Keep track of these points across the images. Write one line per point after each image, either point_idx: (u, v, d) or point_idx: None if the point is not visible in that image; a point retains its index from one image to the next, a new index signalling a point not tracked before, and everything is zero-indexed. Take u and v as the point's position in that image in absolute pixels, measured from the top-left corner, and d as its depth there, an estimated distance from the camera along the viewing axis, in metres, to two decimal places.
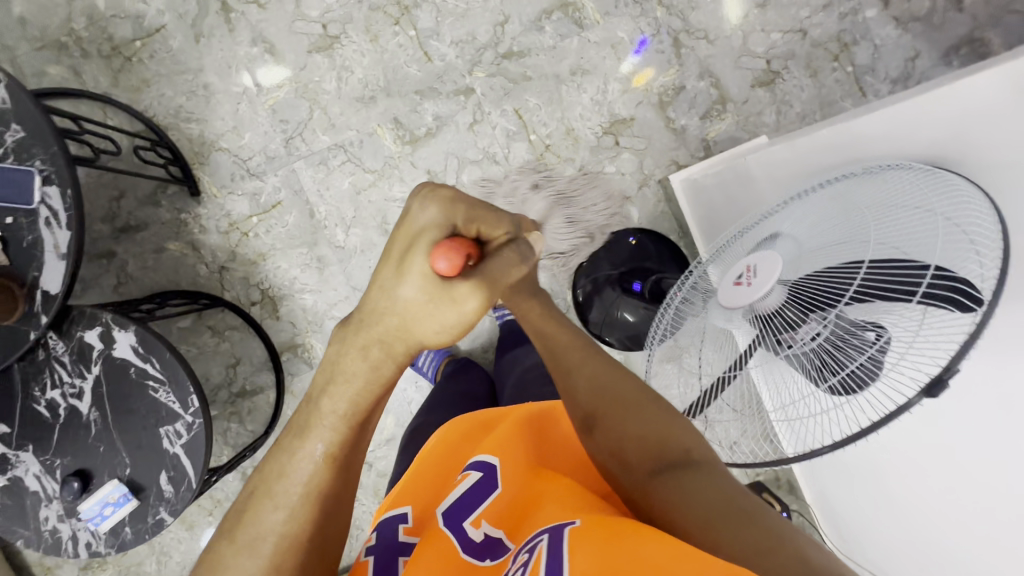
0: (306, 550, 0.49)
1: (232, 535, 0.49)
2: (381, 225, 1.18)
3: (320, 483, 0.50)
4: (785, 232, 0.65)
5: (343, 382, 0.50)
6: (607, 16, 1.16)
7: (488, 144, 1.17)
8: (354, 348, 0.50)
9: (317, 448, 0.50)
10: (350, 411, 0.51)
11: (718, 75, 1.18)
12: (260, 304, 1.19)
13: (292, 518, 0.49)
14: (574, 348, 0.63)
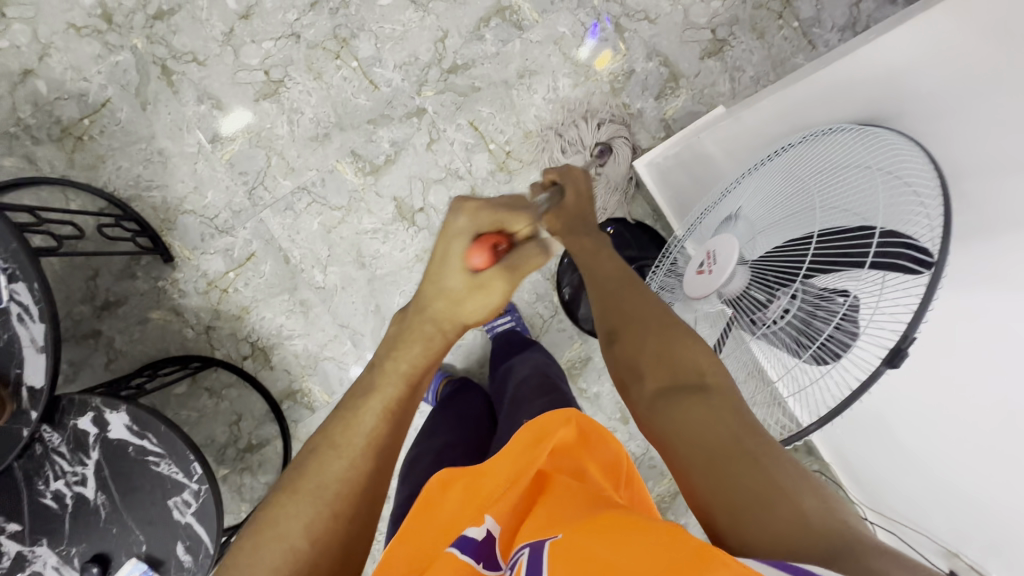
0: (359, 501, 0.52)
1: (294, 487, 0.51)
2: (357, 259, 1.18)
3: (381, 432, 0.54)
4: (746, 211, 0.65)
5: (408, 346, 0.57)
6: (545, 14, 1.15)
7: (449, 161, 1.17)
8: (416, 325, 0.57)
9: (379, 403, 0.55)
10: (410, 373, 0.57)
11: (666, 53, 1.17)
12: (252, 357, 1.19)
13: (353, 466, 0.52)
14: (612, 274, 0.65)
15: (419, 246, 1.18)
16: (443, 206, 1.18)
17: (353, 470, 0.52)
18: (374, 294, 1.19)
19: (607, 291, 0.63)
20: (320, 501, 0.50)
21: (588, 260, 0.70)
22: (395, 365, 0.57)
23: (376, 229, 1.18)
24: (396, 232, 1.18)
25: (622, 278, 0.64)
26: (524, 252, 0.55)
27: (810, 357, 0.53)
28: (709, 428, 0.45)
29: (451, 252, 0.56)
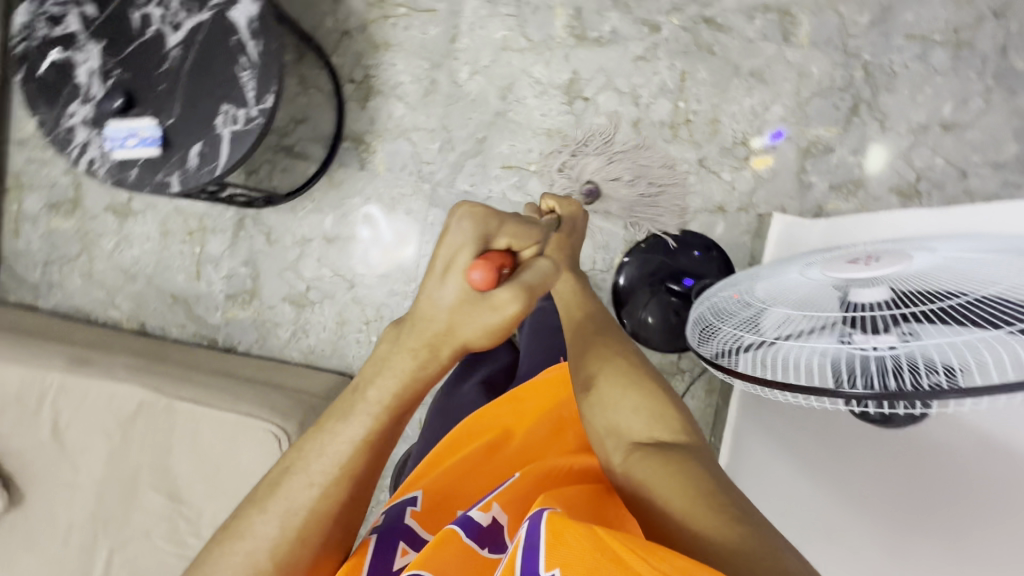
0: (332, 522, 0.46)
1: (263, 506, 0.46)
2: (503, 90, 1.16)
3: (357, 452, 0.47)
4: (953, 258, 0.53)
5: (392, 373, 0.46)
6: (813, 46, 1.14)
7: (639, 84, 1.15)
8: (406, 348, 0.45)
9: (357, 429, 0.46)
10: (390, 403, 0.46)
11: (870, 161, 1.15)
12: (356, 86, 1.18)
13: (325, 496, 0.46)
14: (600, 343, 0.63)
15: (553, 125, 1.16)
16: (603, 113, 1.16)
17: (321, 479, 0.46)
18: (489, 127, 1.17)
19: (593, 354, 0.61)
20: (293, 513, 0.45)
21: (583, 340, 0.64)
22: (368, 402, 0.46)
23: (539, 81, 1.16)
24: (551, 97, 1.16)
25: (619, 349, 0.61)
26: (535, 271, 0.46)
27: (876, 377, 0.46)
28: (665, 483, 0.46)
29: (447, 271, 0.44)
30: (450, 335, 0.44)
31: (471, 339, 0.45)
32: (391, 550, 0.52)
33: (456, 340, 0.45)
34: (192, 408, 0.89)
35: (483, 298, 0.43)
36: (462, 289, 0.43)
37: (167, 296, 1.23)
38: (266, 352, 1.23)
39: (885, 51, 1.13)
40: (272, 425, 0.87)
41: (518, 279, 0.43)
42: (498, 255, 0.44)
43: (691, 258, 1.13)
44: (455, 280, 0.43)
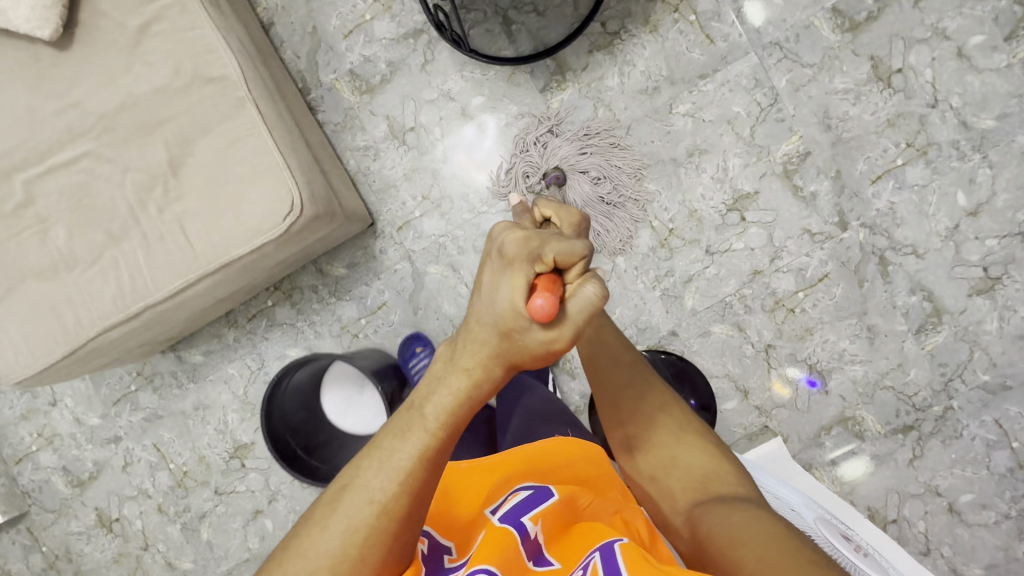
0: (399, 530, 0.45)
1: (323, 524, 0.45)
2: (694, 147, 1.14)
3: (416, 454, 0.46)
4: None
5: (448, 392, 0.46)
6: (930, 357, 1.13)
7: (789, 249, 1.13)
8: (460, 368, 0.46)
9: (415, 444, 0.46)
10: (448, 411, 0.46)
11: (875, 472, 1.15)
12: (601, 32, 1.14)
13: (380, 512, 0.45)
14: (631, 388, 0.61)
15: (701, 210, 1.14)
16: (743, 241, 1.14)
17: (381, 497, 0.45)
18: (657, 163, 1.14)
19: (622, 402, 0.61)
20: (353, 530, 0.44)
21: (609, 381, 0.62)
22: (424, 419, 0.46)
23: (725, 170, 1.13)
24: (721, 190, 1.14)
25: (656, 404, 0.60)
26: (585, 299, 0.43)
27: None
28: (735, 526, 0.46)
29: (498, 287, 0.44)
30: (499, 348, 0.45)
31: (515, 357, 0.45)
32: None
33: (510, 356, 0.45)
34: (255, 120, 0.85)
35: (532, 326, 0.42)
36: (519, 307, 0.42)
37: (309, 24, 1.18)
38: (332, 140, 1.19)
39: (970, 414, 1.13)
40: (296, 194, 0.84)
41: (574, 313, 0.43)
42: (547, 281, 0.43)
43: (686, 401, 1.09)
44: (509, 293, 0.43)
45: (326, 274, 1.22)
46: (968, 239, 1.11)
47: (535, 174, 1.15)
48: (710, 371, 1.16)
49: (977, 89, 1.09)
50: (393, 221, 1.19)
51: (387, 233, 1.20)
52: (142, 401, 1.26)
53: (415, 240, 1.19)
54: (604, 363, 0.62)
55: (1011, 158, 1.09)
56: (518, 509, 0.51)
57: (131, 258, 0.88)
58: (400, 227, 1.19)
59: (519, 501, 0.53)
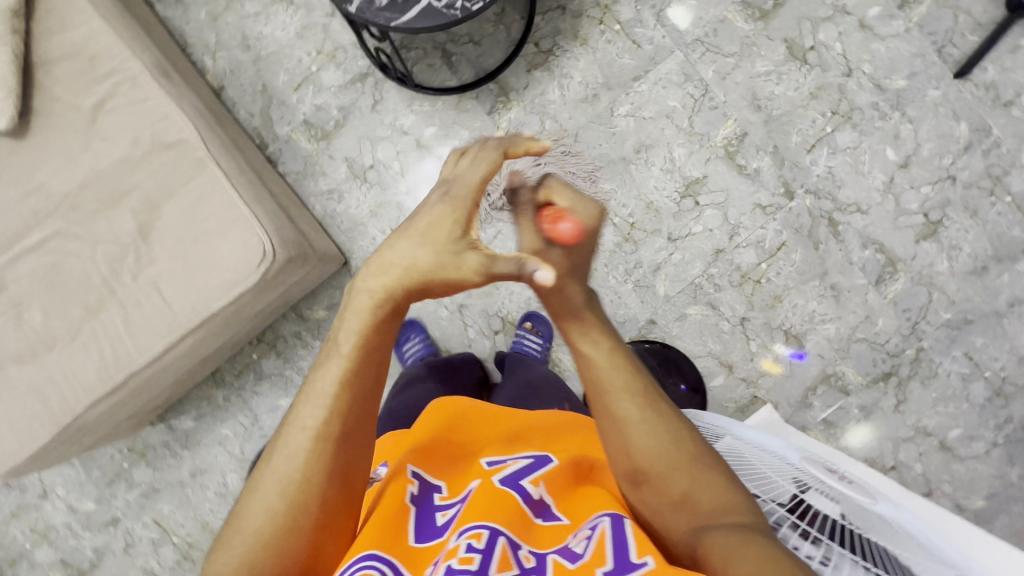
0: (333, 452, 0.50)
1: (271, 458, 0.51)
2: (640, 144, 1.20)
3: (342, 379, 0.51)
4: (898, 524, 0.55)
5: (358, 312, 0.51)
6: (893, 304, 1.19)
7: (745, 225, 1.20)
8: (365, 291, 0.51)
9: (336, 367, 0.51)
10: (359, 330, 0.51)
11: (866, 422, 1.19)
12: (536, 51, 1.21)
13: (311, 436, 0.50)
14: (638, 414, 0.55)
15: (657, 201, 1.20)
16: (701, 224, 1.20)
17: (312, 424, 0.50)
18: (609, 163, 1.20)
19: (631, 425, 0.55)
20: (294, 455, 0.50)
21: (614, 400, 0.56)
22: (340, 345, 0.51)
23: (673, 160, 1.20)
24: (672, 179, 1.20)
25: (670, 435, 0.54)
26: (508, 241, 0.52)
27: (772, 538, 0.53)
28: (740, 556, 0.42)
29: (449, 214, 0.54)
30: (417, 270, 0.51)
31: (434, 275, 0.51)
32: (430, 517, 0.54)
33: (421, 279, 0.51)
34: (217, 177, 0.88)
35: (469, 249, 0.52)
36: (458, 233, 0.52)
37: (259, 83, 1.23)
38: (296, 189, 1.23)
39: (942, 352, 1.19)
40: (266, 241, 0.86)
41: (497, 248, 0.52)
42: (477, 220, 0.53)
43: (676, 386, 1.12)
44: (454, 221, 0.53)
45: (308, 318, 1.23)
46: (905, 190, 1.19)
47: None
48: (693, 352, 1.20)
49: (883, 54, 1.19)
50: (366, 257, 1.22)
51: (362, 269, 1.22)
52: (137, 477, 1.24)
53: None
54: (613, 385, 0.57)
55: (927, 111, 1.18)
56: (518, 475, 0.55)
57: (110, 328, 0.88)
58: None
59: (521, 468, 0.56)
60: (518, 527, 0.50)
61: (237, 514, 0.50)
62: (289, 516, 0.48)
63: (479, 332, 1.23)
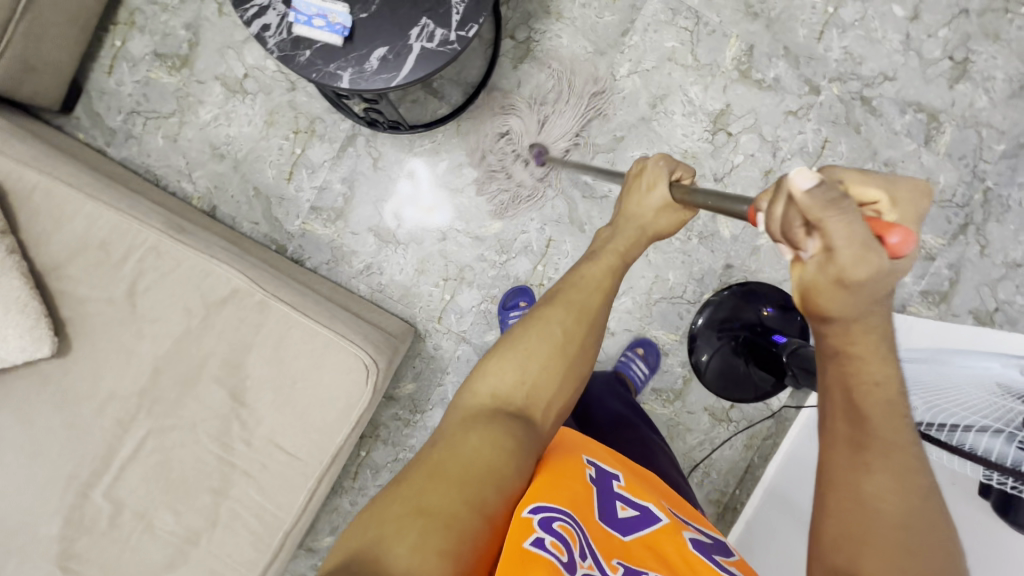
0: (569, 361, 0.64)
1: (525, 329, 0.65)
2: (654, 98, 1.14)
3: (605, 280, 0.70)
4: None
5: (621, 236, 0.73)
6: (949, 156, 1.18)
7: (784, 137, 1.16)
8: (625, 232, 0.73)
9: (597, 280, 0.69)
10: (619, 256, 0.72)
11: (960, 279, 1.19)
12: (515, 45, 1.13)
13: (566, 334, 0.65)
14: (896, 473, 0.43)
15: (691, 147, 1.15)
16: (741, 153, 1.16)
17: (568, 325, 0.65)
18: (631, 128, 1.15)
19: (875, 463, 0.43)
20: (550, 341, 0.64)
21: (875, 434, 0.44)
22: (605, 257, 0.71)
23: (691, 101, 1.15)
24: (697, 120, 1.15)
25: (921, 511, 0.42)
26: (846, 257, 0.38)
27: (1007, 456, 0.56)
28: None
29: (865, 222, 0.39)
30: (648, 225, 0.73)
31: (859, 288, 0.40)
32: (611, 505, 0.61)
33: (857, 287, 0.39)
34: (287, 312, 0.82)
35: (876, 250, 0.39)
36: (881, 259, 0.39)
37: (249, 188, 1.14)
38: (333, 277, 1.16)
39: (1007, 185, 1.18)
40: (365, 355, 0.82)
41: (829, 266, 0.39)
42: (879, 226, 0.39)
43: (757, 314, 1.17)
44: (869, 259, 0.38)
45: (399, 397, 1.20)
46: (923, 41, 1.15)
47: (532, 203, 1.16)
48: (777, 279, 1.19)
49: None
50: (431, 315, 1.18)
51: (432, 329, 1.18)
52: None
53: (461, 320, 1.18)
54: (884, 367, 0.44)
55: None
56: (707, 546, 0.60)
57: (246, 499, 0.84)
58: (441, 316, 1.18)
59: (708, 541, 0.62)
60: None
61: (495, 350, 0.64)
62: (519, 392, 0.61)
63: None
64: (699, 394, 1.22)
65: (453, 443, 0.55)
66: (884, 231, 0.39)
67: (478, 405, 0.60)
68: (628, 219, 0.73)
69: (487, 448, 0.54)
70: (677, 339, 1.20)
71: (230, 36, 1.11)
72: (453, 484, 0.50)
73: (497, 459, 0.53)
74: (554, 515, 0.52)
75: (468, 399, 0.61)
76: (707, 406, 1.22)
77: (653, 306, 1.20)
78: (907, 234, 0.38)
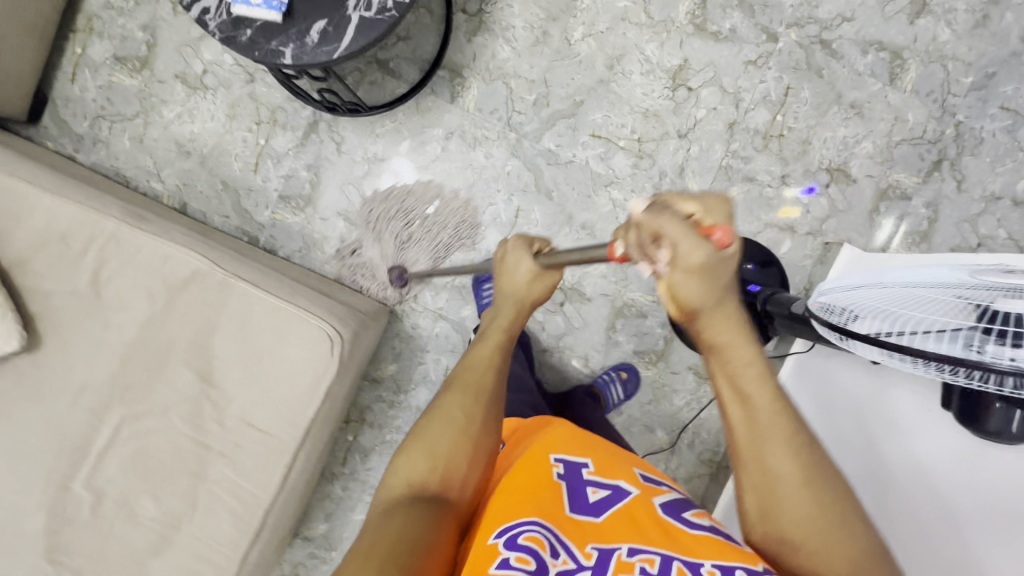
0: (482, 432, 0.59)
1: (426, 420, 0.59)
2: (611, 59, 1.14)
3: (493, 356, 0.66)
4: None
5: (503, 313, 0.70)
6: (916, 93, 1.16)
7: (745, 87, 1.15)
8: (504, 315, 0.70)
9: (487, 354, 0.66)
10: (500, 336, 0.68)
11: (939, 217, 1.16)
12: (467, 18, 1.14)
13: (472, 410, 0.59)
14: (785, 439, 0.49)
15: (652, 106, 1.15)
16: (703, 107, 1.15)
17: (470, 408, 0.59)
18: (590, 92, 1.14)
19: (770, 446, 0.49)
20: (455, 421, 0.58)
21: (761, 417, 0.49)
22: (488, 338, 0.68)
23: (648, 59, 1.14)
24: (656, 78, 1.14)
25: (817, 468, 0.48)
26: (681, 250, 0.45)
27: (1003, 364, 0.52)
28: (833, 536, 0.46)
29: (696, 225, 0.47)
30: (525, 299, 0.71)
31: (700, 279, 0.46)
32: (581, 491, 0.57)
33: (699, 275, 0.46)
34: (248, 290, 0.83)
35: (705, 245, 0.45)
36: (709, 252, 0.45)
37: (217, 182, 1.16)
38: (306, 264, 1.17)
39: (979, 117, 1.16)
40: (328, 327, 0.82)
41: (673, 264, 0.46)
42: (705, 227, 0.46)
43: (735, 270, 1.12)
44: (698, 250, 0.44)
45: (381, 379, 1.20)
46: None
47: (497, 174, 1.16)
48: (751, 231, 1.17)
49: None
50: (406, 295, 1.18)
51: (408, 308, 1.18)
52: None
53: (436, 297, 1.18)
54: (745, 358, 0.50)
55: None
56: (677, 507, 0.57)
57: (222, 479, 0.85)
58: (416, 295, 1.18)
59: (676, 498, 0.59)
60: (683, 546, 0.51)
61: (401, 444, 0.58)
62: (435, 473, 0.55)
63: (546, 311, 1.20)
64: (682, 354, 1.21)
65: (377, 531, 0.49)
66: (709, 231, 0.45)
67: (393, 494, 0.54)
68: (506, 296, 0.72)
69: (406, 528, 0.49)
70: (654, 300, 1.20)
71: (187, 34, 1.13)
72: (381, 562, 0.45)
73: (421, 540, 0.48)
74: (522, 528, 0.50)
75: (386, 494, 0.55)
76: (690, 365, 1.20)
77: (628, 269, 1.19)
78: (725, 229, 0.45)
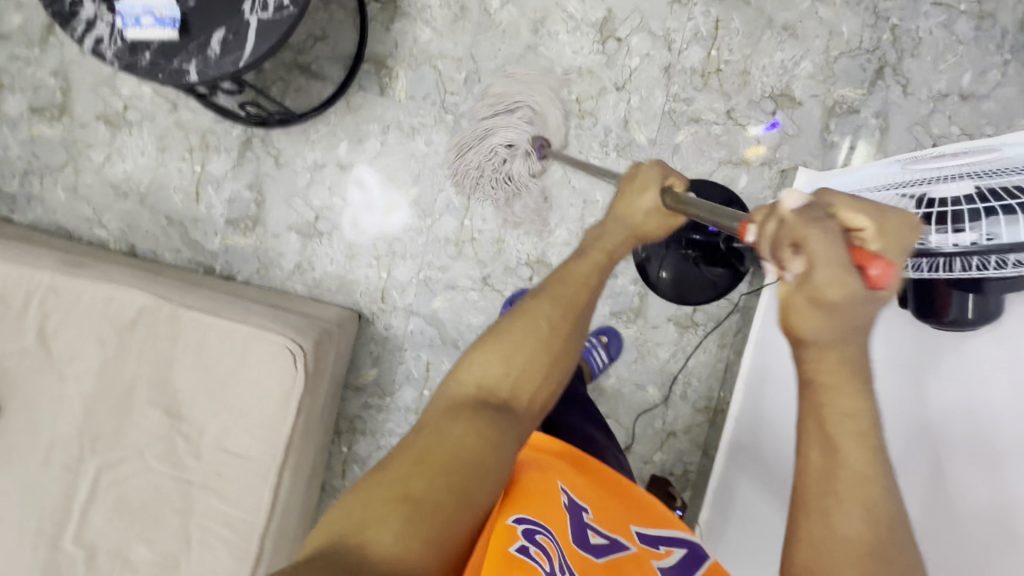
0: (558, 359, 0.63)
1: (506, 326, 0.63)
2: (535, 22, 1.12)
3: (591, 275, 0.68)
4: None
5: (605, 237, 0.70)
6: (846, 4, 1.14)
7: (674, 28, 1.13)
8: (609, 233, 0.71)
9: (581, 280, 0.67)
10: (603, 258, 0.69)
11: (890, 124, 1.15)
12: (382, 6, 1.11)
13: (553, 330, 0.63)
14: (863, 494, 0.41)
15: (584, 63, 1.13)
16: (635, 55, 1.13)
17: (552, 322, 0.63)
18: (519, 60, 1.12)
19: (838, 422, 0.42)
20: (532, 336, 0.62)
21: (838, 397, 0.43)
22: (590, 253, 0.70)
23: (572, 16, 1.12)
24: (583, 34, 1.12)
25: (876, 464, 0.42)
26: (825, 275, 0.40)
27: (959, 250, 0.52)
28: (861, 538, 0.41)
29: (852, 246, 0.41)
30: (638, 228, 0.70)
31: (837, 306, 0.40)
32: (582, 532, 0.55)
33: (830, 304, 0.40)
34: (200, 317, 0.81)
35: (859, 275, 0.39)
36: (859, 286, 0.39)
37: (161, 217, 1.13)
38: (268, 284, 1.15)
39: (913, 17, 1.14)
40: (286, 340, 0.81)
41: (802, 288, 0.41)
42: (863, 254, 0.40)
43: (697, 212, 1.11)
44: (843, 283, 0.39)
45: (364, 385, 1.19)
46: None
47: (442, 160, 1.14)
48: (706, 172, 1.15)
49: None
50: (373, 297, 1.16)
51: (378, 311, 1.17)
52: None
53: (403, 295, 1.16)
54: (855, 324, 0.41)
55: None
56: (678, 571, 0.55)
57: (211, 512, 0.83)
58: (384, 296, 1.16)
59: (681, 561, 0.57)
60: None
61: (476, 344, 0.63)
62: (506, 385, 0.59)
63: None
64: (660, 307, 1.20)
65: (434, 432, 0.53)
66: (866, 262, 0.40)
67: (462, 393, 0.58)
68: (617, 219, 0.70)
69: (471, 436, 0.53)
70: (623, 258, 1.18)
71: (100, 72, 1.10)
72: (437, 468, 0.49)
73: (478, 449, 0.52)
74: (536, 528, 0.50)
75: (452, 388, 0.60)
76: (669, 316, 1.19)
77: None
78: (888, 267, 0.39)
